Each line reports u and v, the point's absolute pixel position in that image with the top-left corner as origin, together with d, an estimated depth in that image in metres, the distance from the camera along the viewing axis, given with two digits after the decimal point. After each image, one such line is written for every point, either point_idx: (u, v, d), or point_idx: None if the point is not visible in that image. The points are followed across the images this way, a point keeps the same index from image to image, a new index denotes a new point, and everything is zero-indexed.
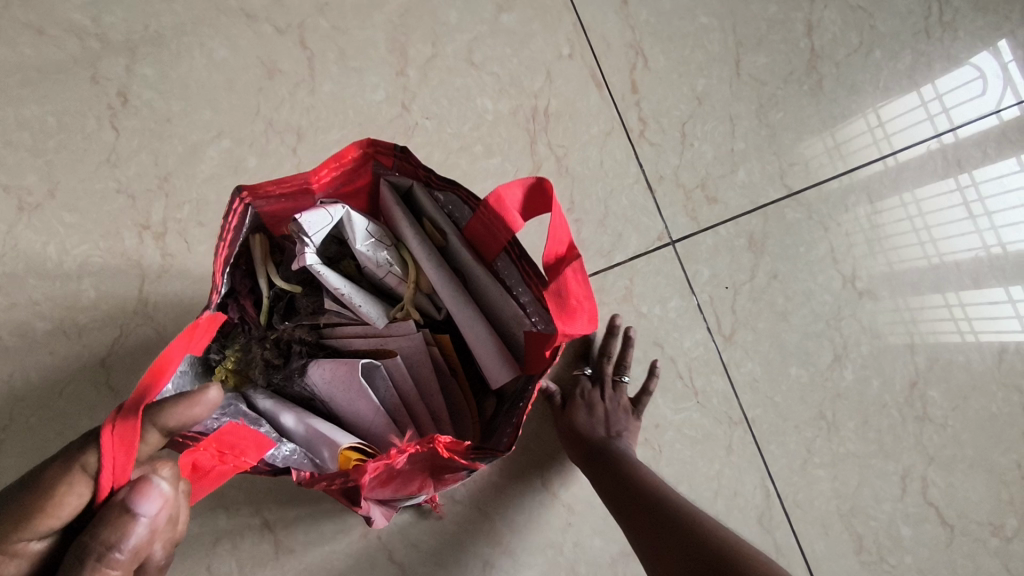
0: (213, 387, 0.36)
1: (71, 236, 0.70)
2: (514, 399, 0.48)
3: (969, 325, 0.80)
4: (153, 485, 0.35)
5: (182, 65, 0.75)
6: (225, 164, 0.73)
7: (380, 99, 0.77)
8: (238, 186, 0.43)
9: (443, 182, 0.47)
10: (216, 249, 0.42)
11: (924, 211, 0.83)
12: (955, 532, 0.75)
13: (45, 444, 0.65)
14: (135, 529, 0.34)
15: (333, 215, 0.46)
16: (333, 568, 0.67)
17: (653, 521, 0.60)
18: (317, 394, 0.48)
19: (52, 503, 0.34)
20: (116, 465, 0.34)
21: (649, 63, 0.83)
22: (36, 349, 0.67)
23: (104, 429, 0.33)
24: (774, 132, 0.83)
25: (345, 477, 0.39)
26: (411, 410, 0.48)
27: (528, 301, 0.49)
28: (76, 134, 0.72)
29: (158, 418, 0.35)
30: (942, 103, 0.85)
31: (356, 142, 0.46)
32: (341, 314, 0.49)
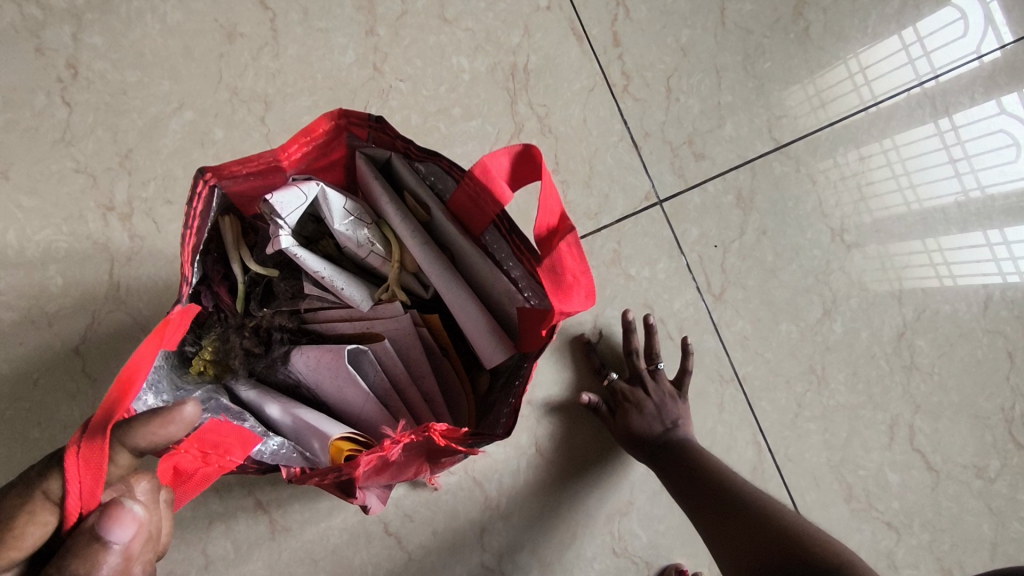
0: (189, 402, 0.35)
1: (32, 221, 0.66)
2: (509, 376, 0.47)
3: (947, 270, 0.81)
4: (125, 510, 0.32)
5: (134, 31, 0.70)
6: (190, 137, 0.69)
7: (349, 62, 0.73)
8: (201, 167, 0.40)
9: (423, 152, 0.45)
10: (183, 236, 0.40)
11: (904, 157, 0.82)
12: (941, 476, 0.77)
13: (24, 436, 0.63)
14: (107, 558, 0.32)
15: (307, 194, 0.43)
16: (331, 544, 0.67)
17: (721, 507, 0.62)
18: (303, 381, 0.46)
19: (12, 534, 0.33)
20: (81, 490, 0.32)
21: (630, 14, 0.79)
22: (6, 341, 0.64)
23: (69, 451, 0.32)
24: (762, 83, 0.81)
25: (337, 471, 0.38)
26: (404, 394, 0.47)
27: (519, 275, 0.47)
28: (25, 111, 0.67)
29: (129, 436, 0.34)
30: (924, 46, 0.83)
31: (326, 114, 0.43)
32: (323, 298, 0.47)
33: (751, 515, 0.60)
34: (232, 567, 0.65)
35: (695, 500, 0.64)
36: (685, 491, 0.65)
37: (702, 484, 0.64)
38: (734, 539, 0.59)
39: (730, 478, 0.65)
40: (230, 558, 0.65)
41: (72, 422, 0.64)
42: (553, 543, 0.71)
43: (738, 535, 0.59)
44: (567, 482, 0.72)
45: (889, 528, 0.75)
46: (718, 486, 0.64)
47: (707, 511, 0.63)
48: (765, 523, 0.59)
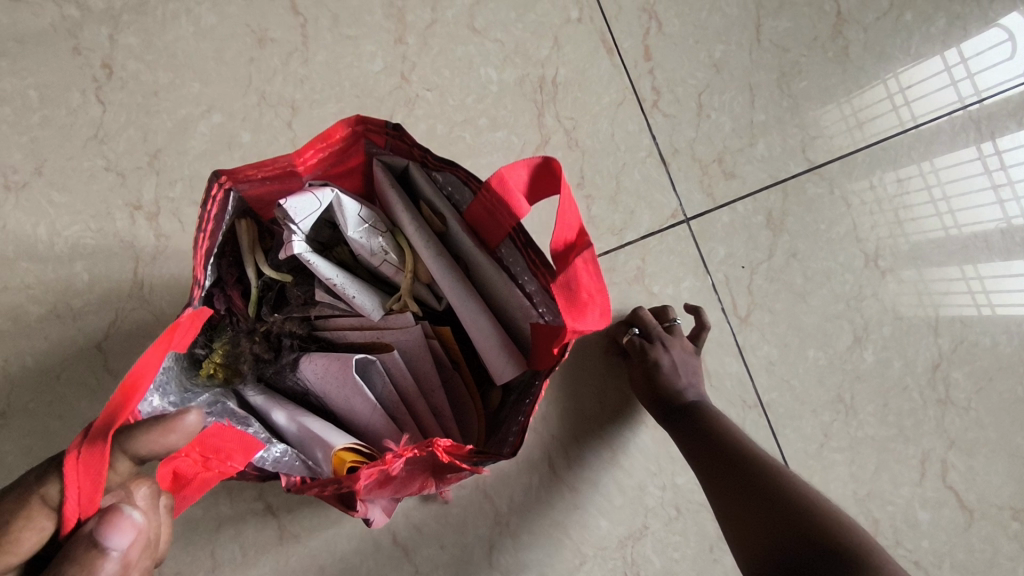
0: (191, 411, 0.35)
1: (61, 217, 0.67)
2: (521, 393, 0.46)
3: (986, 299, 0.77)
4: (124, 516, 0.32)
5: (168, 35, 0.71)
6: (219, 140, 0.70)
7: (377, 69, 0.73)
8: (216, 169, 0.40)
9: (441, 162, 0.44)
10: (196, 240, 0.39)
11: (943, 181, 0.79)
12: (975, 516, 0.73)
13: (45, 429, 0.64)
14: (104, 564, 0.31)
15: (321, 200, 0.43)
16: (337, 553, 0.67)
17: (732, 474, 0.59)
18: (311, 389, 0.46)
19: (9, 540, 0.32)
20: (80, 495, 0.32)
21: (663, 28, 0.78)
22: (32, 334, 0.65)
23: (68, 456, 0.32)
24: (797, 102, 0.79)
25: (337, 483, 0.37)
26: (412, 405, 0.46)
27: (534, 291, 0.46)
28: (60, 109, 0.69)
29: (130, 443, 0.34)
30: (967, 67, 0.80)
31: (343, 120, 0.42)
32: (334, 305, 0.47)
33: (767, 487, 0.57)
34: (239, 571, 0.65)
35: (709, 468, 0.61)
36: (701, 457, 0.62)
37: (721, 455, 0.61)
38: (746, 514, 0.56)
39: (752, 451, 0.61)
40: (237, 560, 0.65)
41: (91, 418, 0.65)
42: (562, 565, 0.69)
43: (751, 510, 0.56)
44: (579, 503, 0.70)
45: (918, 569, 0.71)
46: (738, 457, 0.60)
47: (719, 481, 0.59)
48: (781, 495, 0.56)
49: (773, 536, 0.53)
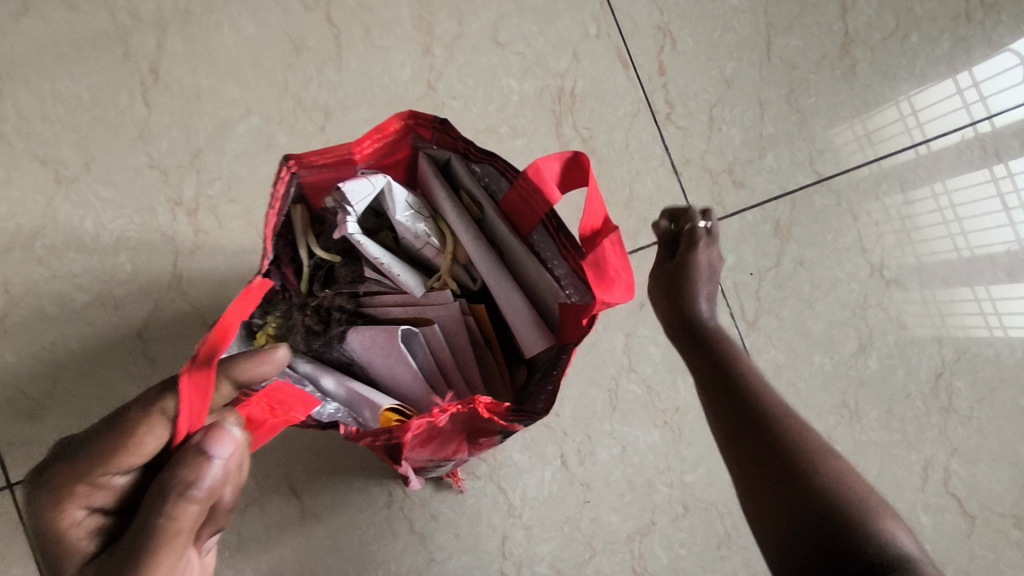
0: (282, 346, 0.39)
1: (107, 211, 0.71)
2: (547, 367, 0.48)
3: (998, 321, 0.79)
4: (227, 432, 0.36)
5: (211, 42, 0.76)
6: (256, 141, 0.74)
7: (405, 78, 0.78)
8: (285, 155, 0.44)
9: (482, 153, 0.48)
10: (266, 215, 0.43)
11: (955, 203, 0.82)
12: (977, 523, 0.75)
13: (85, 409, 0.68)
14: (212, 472, 0.36)
15: (375, 184, 0.47)
16: (357, 538, 0.70)
17: (755, 433, 0.47)
18: (356, 359, 0.49)
19: (132, 443, 0.36)
20: (191, 410, 0.36)
21: (677, 45, 0.82)
22: (76, 320, 0.69)
23: (182, 375, 0.36)
24: (805, 117, 0.82)
25: (388, 434, 0.39)
26: (450, 376, 0.48)
27: (562, 273, 0.49)
28: (109, 110, 0.73)
29: (232, 369, 0.38)
30: (979, 90, 0.84)
31: (396, 114, 0.46)
32: (380, 283, 0.50)
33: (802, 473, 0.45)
34: (263, 550, 0.69)
35: (714, 384, 0.51)
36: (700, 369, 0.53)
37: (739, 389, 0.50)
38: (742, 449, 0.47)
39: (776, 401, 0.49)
40: (261, 540, 0.69)
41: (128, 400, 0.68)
42: (573, 556, 0.72)
43: (760, 453, 0.46)
44: (590, 496, 0.73)
45: None
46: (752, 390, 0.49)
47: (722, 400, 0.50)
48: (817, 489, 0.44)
49: (774, 478, 0.45)
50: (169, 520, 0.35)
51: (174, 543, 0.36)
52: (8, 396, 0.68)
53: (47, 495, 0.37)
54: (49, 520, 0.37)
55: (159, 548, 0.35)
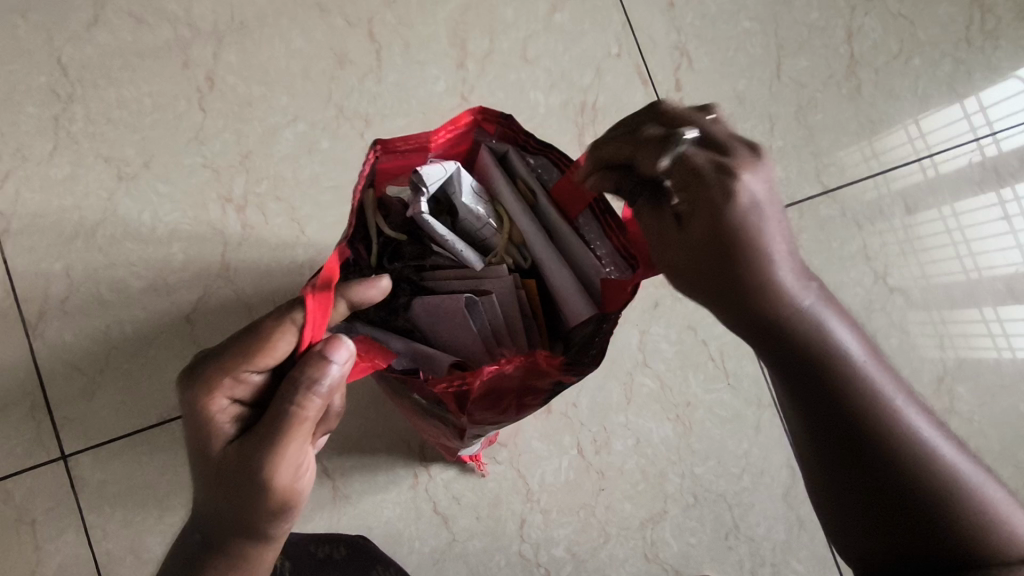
0: (382, 276, 0.49)
1: (163, 206, 0.77)
2: (587, 339, 0.51)
3: (1006, 342, 0.83)
4: (342, 342, 0.45)
5: (263, 54, 0.82)
6: (301, 145, 0.80)
7: (440, 90, 0.84)
8: (374, 140, 0.49)
9: (541, 144, 0.53)
10: (354, 188, 0.47)
11: (963, 225, 0.86)
12: None
13: (137, 388, 0.73)
14: (332, 371, 0.45)
15: (447, 170, 0.51)
16: (384, 517, 0.74)
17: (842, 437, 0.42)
18: (419, 326, 0.53)
19: (268, 346, 0.45)
20: (314, 323, 0.45)
21: (693, 64, 0.88)
22: (132, 305, 0.75)
23: (307, 294, 0.44)
24: (813, 133, 0.88)
25: (461, 379, 0.46)
26: (504, 344, 0.53)
27: (606, 253, 0.54)
28: (169, 114, 0.79)
29: (344, 293, 0.48)
30: (986, 115, 0.89)
31: (468, 109, 0.52)
32: (443, 257, 0.54)
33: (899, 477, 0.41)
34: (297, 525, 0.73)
35: (809, 399, 0.42)
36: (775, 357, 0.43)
37: (830, 386, 0.42)
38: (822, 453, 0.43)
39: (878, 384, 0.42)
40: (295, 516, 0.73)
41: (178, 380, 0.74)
42: (588, 541, 0.76)
43: (860, 470, 0.42)
44: (605, 484, 0.77)
45: None
46: (853, 382, 0.42)
47: (816, 411, 0.42)
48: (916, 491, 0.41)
49: (893, 507, 0.41)
50: (301, 407, 0.45)
51: (303, 425, 0.45)
52: (67, 373, 0.73)
53: (200, 386, 0.46)
54: (201, 406, 0.46)
55: (291, 428, 0.45)
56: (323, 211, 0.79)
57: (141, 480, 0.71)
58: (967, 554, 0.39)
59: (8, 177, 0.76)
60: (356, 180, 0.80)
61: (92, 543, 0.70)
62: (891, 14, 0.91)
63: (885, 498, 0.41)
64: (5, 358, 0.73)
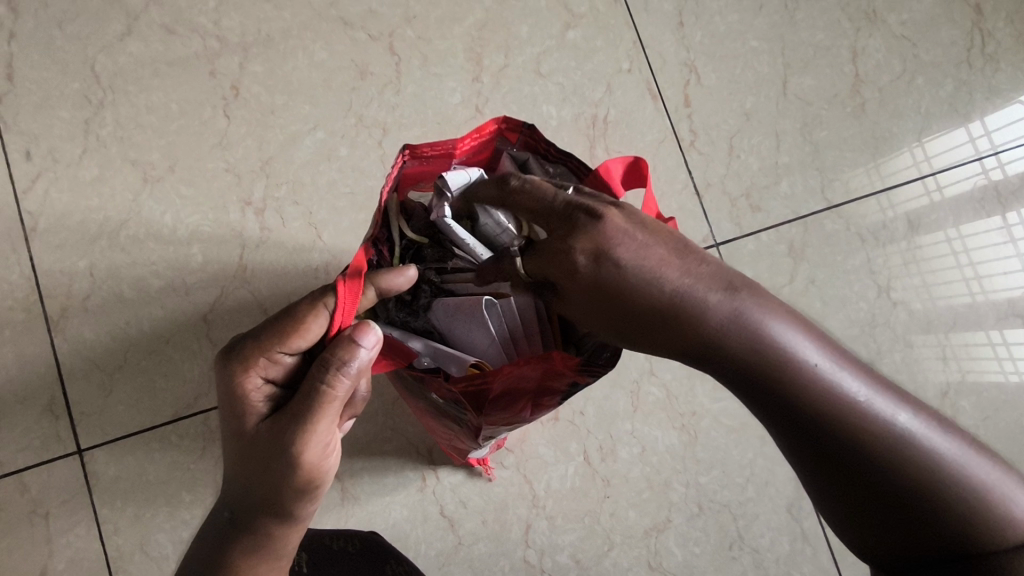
0: (411, 266, 0.51)
1: (185, 208, 0.80)
2: (601, 343, 0.52)
3: (1012, 365, 0.84)
4: (371, 329, 0.47)
5: (287, 65, 0.85)
6: (319, 152, 0.83)
7: (456, 102, 0.86)
8: (403, 144, 0.51)
9: (562, 153, 0.55)
10: (382, 189, 0.49)
11: (968, 248, 0.87)
12: None
13: (153, 384, 0.75)
14: (360, 354, 0.46)
15: (471, 175, 0.52)
16: (391, 519, 0.75)
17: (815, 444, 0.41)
18: (437, 327, 0.55)
19: (303, 327, 0.48)
20: (344, 309, 0.47)
21: (702, 81, 0.90)
22: (152, 304, 0.77)
23: (338, 282, 0.46)
24: (818, 149, 0.90)
25: (481, 377, 0.48)
26: (520, 345, 0.55)
27: None
28: (194, 120, 0.82)
29: (374, 280, 0.50)
30: (990, 139, 0.91)
31: (492, 119, 0.54)
32: (464, 261, 0.54)
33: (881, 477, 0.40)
34: None
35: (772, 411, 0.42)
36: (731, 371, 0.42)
37: (797, 402, 0.40)
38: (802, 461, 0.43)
39: (856, 394, 0.40)
40: None
41: (193, 378, 0.75)
42: (592, 548, 0.76)
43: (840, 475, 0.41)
44: (610, 491, 0.78)
45: None
46: (827, 398, 0.40)
47: (784, 423, 0.42)
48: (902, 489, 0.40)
49: (880, 501, 0.41)
50: (330, 387, 0.46)
51: (331, 404, 0.47)
52: (86, 369, 0.75)
53: (239, 365, 0.49)
54: (238, 382, 0.49)
55: (321, 406, 0.47)
56: (338, 216, 0.81)
57: (155, 476, 0.73)
58: (963, 540, 0.40)
59: (38, 178, 0.79)
60: (371, 187, 0.82)
61: (103, 537, 0.71)
62: (895, 36, 0.94)
63: (875, 500, 0.41)
64: (28, 352, 0.75)
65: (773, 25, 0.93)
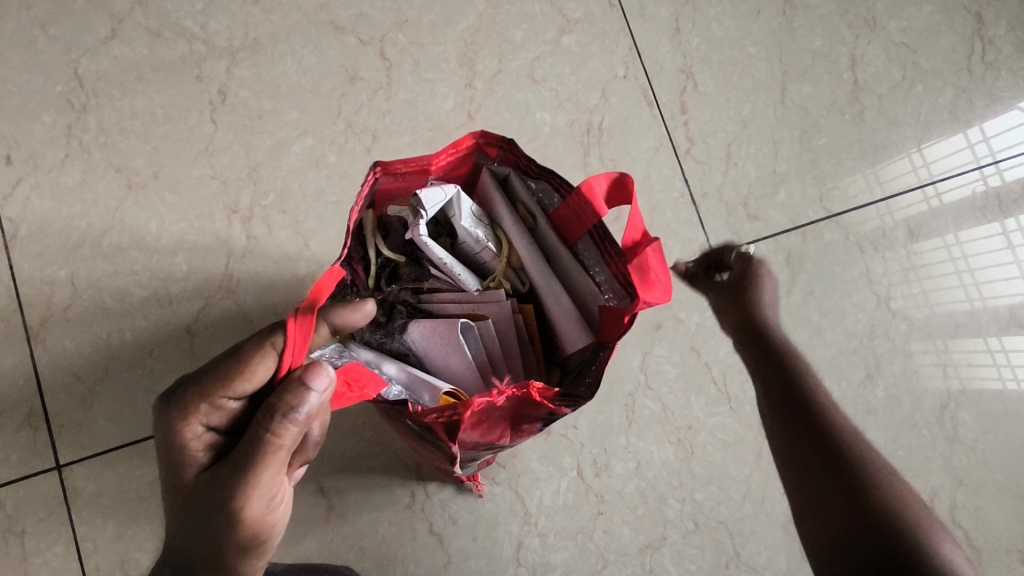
0: (370, 301, 0.49)
1: (170, 215, 0.78)
2: (583, 366, 0.52)
3: (1010, 371, 0.82)
4: (323, 368, 0.44)
5: (275, 70, 0.83)
6: (308, 159, 0.81)
7: (448, 108, 0.84)
8: (375, 161, 0.49)
9: (541, 169, 0.53)
10: (353, 207, 0.47)
11: (966, 254, 0.86)
12: (982, 555, 0.77)
13: (135, 397, 0.73)
14: (310, 398, 0.44)
15: (446, 193, 0.51)
16: (378, 537, 0.73)
17: None
18: (414, 349, 0.52)
19: (248, 369, 0.46)
20: (293, 349, 0.44)
21: (698, 87, 0.89)
22: (134, 314, 0.75)
23: (289, 318, 0.43)
24: (816, 157, 0.88)
25: (452, 410, 0.44)
26: (499, 369, 0.52)
27: (603, 279, 0.54)
28: (180, 126, 0.80)
29: (330, 316, 0.48)
30: (988, 145, 0.89)
31: (469, 133, 0.52)
32: (440, 280, 0.54)
33: None
34: (289, 542, 0.72)
35: None
36: None
37: None
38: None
39: None
40: (289, 533, 0.72)
41: None
42: (585, 566, 0.74)
43: None
44: (604, 507, 0.76)
45: None
46: None
47: None
48: None
49: None
50: (276, 435, 0.45)
51: (278, 453, 0.46)
52: (66, 381, 0.73)
53: (179, 412, 0.48)
54: (179, 431, 0.48)
55: (267, 455, 0.46)
56: (327, 224, 0.79)
57: (135, 492, 0.71)
58: None
59: (18, 184, 0.77)
60: None
61: (82, 556, 0.69)
62: (894, 42, 0.92)
63: None
64: (6, 364, 0.73)
65: (771, 32, 0.91)
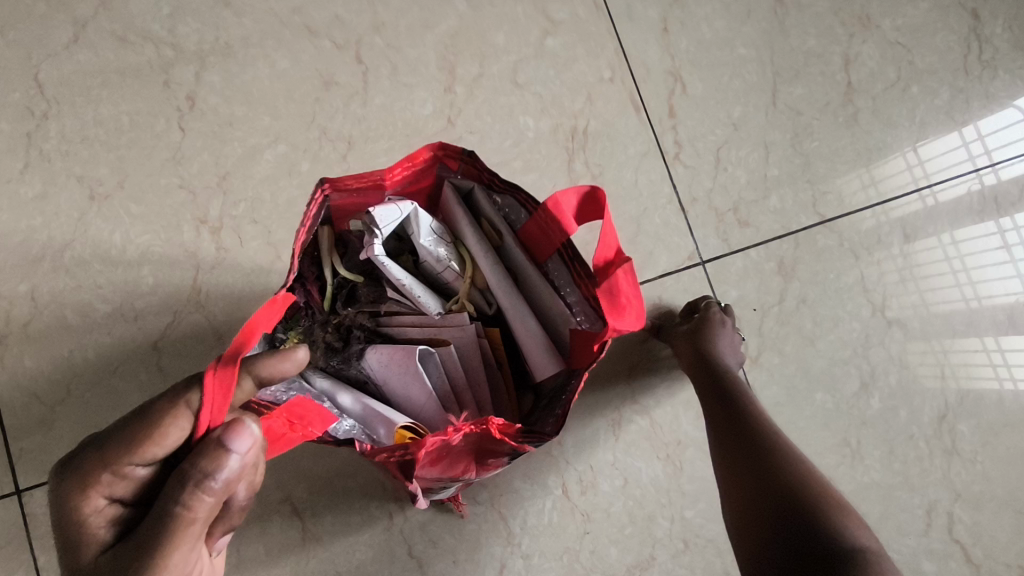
0: (302, 346, 0.44)
1: (135, 226, 0.75)
2: (554, 393, 0.50)
3: (1007, 372, 0.80)
4: (245, 427, 0.41)
5: (246, 75, 0.80)
6: (281, 167, 0.78)
7: (427, 113, 0.82)
8: (322, 177, 0.46)
9: (506, 185, 0.50)
10: (297, 231, 0.44)
11: (962, 254, 0.83)
12: (981, 571, 0.74)
13: (98, 417, 0.69)
14: (229, 462, 0.40)
15: (403, 210, 0.48)
16: (353, 561, 0.70)
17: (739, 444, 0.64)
18: (372, 377, 0.50)
19: (159, 432, 0.41)
20: (214, 406, 0.41)
21: (687, 90, 0.86)
22: (97, 330, 0.72)
23: (207, 372, 0.40)
24: (809, 161, 0.85)
25: (404, 449, 0.41)
26: (462, 398, 0.50)
27: (574, 300, 0.52)
28: (146, 133, 0.77)
29: (254, 367, 0.43)
30: (984, 144, 0.87)
31: (427, 145, 0.49)
32: (400, 303, 0.52)
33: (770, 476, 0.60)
34: (260, 568, 0.69)
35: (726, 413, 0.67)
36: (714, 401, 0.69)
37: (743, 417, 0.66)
38: (742, 472, 0.62)
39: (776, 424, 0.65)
40: (260, 559, 0.69)
41: None
42: None
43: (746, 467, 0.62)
44: (590, 527, 0.73)
45: None
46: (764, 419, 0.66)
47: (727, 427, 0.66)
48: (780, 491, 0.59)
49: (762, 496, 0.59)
50: (188, 507, 0.40)
51: (191, 527, 0.41)
52: (25, 402, 0.70)
53: (78, 483, 0.42)
54: (78, 503, 0.42)
55: (178, 529, 0.40)
56: None
57: None
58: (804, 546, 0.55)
59: None
60: None
61: None
62: (888, 42, 0.90)
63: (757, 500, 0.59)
64: None
65: (762, 32, 0.88)
